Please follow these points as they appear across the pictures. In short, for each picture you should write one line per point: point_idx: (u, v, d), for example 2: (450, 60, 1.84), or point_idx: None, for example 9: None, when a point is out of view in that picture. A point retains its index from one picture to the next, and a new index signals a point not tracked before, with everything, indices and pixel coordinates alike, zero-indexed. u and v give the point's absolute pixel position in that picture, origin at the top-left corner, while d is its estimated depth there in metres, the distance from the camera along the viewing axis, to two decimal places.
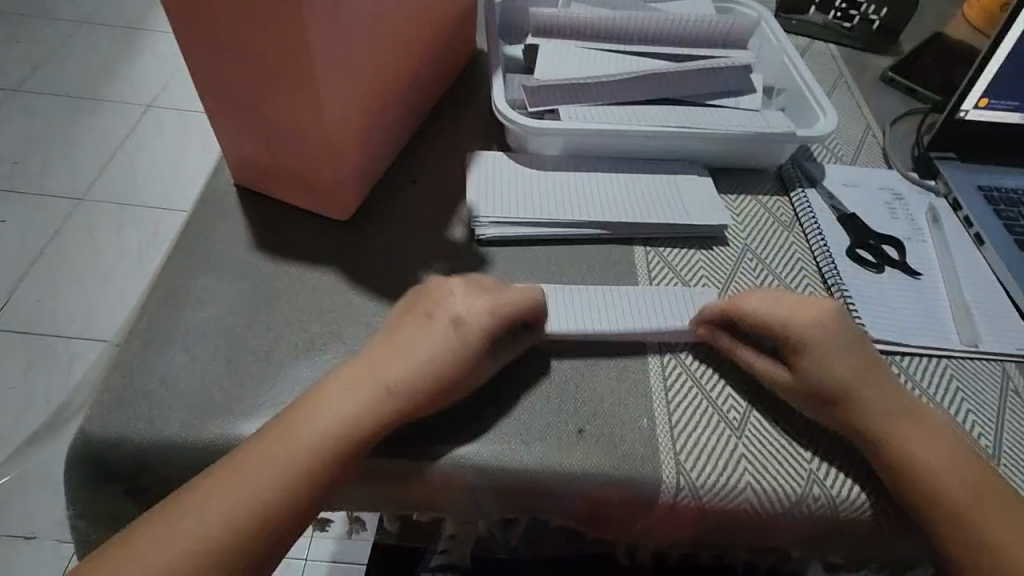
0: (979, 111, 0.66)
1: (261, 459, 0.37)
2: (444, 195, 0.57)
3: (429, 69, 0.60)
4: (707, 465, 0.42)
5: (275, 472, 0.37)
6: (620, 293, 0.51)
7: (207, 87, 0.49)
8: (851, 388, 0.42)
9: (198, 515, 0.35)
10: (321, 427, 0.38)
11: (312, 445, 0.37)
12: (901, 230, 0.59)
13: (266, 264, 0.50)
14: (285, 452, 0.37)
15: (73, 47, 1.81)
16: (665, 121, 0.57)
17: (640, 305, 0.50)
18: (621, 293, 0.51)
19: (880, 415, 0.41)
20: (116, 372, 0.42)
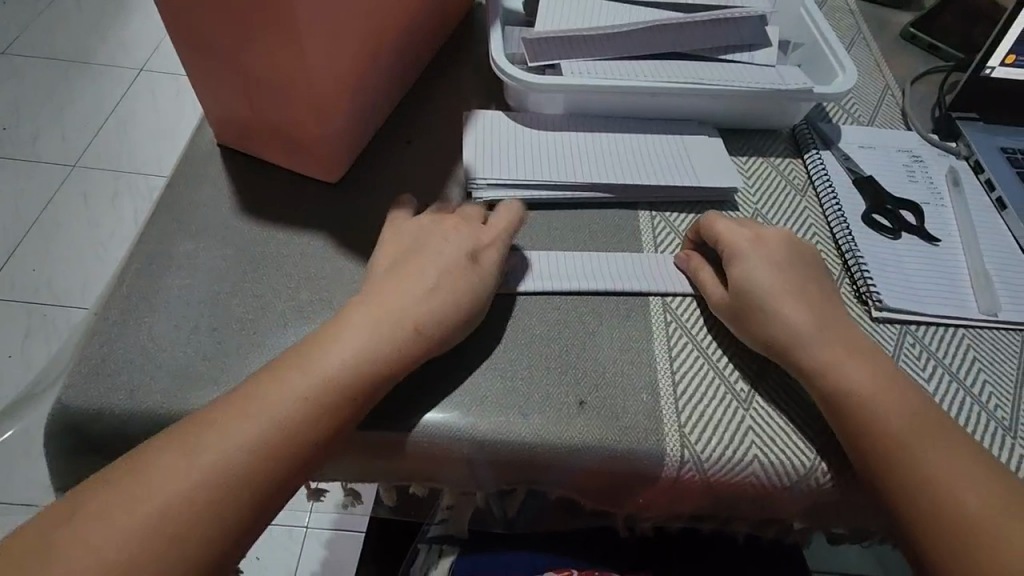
0: (1006, 69, 0.62)
1: (238, 424, 0.34)
2: (439, 156, 0.54)
3: (423, 20, 0.57)
4: (711, 439, 0.40)
5: (253, 438, 0.34)
6: (608, 258, 0.49)
7: (180, 34, 0.45)
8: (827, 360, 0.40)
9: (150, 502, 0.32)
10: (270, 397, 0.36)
11: (299, 412, 0.35)
12: (919, 194, 0.56)
13: (252, 228, 0.48)
14: (264, 416, 0.35)
15: (60, 8, 1.75)
16: (675, 78, 0.54)
17: (631, 271, 0.48)
18: (609, 259, 0.49)
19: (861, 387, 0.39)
20: (95, 340, 0.41)
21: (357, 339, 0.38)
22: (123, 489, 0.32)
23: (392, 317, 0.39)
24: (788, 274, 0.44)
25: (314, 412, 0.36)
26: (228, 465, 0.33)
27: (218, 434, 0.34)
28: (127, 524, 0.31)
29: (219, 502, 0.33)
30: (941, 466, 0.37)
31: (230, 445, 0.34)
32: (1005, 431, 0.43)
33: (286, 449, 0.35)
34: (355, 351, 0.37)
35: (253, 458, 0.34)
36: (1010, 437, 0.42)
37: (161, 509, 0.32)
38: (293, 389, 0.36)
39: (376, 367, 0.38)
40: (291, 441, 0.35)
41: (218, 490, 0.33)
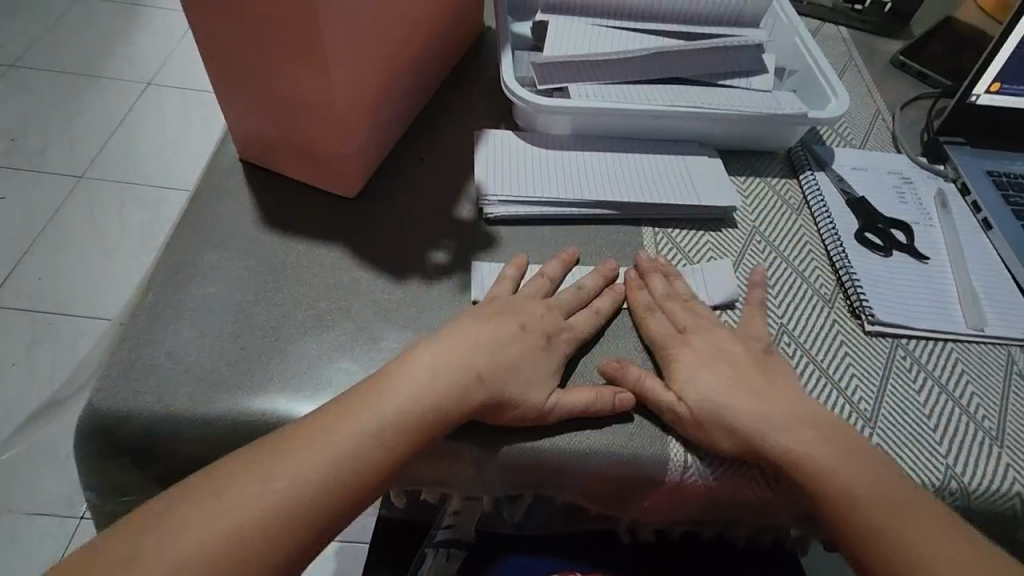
0: (991, 96, 0.65)
1: (304, 462, 0.36)
2: (451, 173, 0.57)
3: (437, 43, 0.59)
4: (705, 453, 0.42)
5: (321, 478, 0.36)
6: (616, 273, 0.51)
7: (210, 50, 0.47)
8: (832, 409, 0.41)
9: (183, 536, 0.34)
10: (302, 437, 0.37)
11: (365, 455, 0.37)
12: (909, 214, 0.59)
13: (273, 240, 0.50)
14: (331, 459, 0.36)
15: (69, 23, 1.78)
16: (677, 101, 0.57)
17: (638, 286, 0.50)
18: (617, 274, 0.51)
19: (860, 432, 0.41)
20: (124, 345, 0.42)
21: (423, 382, 0.39)
22: (192, 512, 0.34)
23: (455, 355, 0.41)
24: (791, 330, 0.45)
25: (378, 454, 0.37)
26: (293, 504, 0.35)
27: (285, 468, 0.36)
28: (197, 548, 0.33)
29: (286, 536, 0.35)
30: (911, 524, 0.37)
31: (296, 482, 0.36)
32: (992, 441, 0.45)
33: (348, 489, 0.36)
34: (426, 394, 0.39)
35: (317, 497, 0.36)
36: (997, 447, 0.44)
37: (228, 539, 0.34)
38: (362, 435, 0.37)
39: (438, 411, 0.39)
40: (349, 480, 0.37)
41: (281, 522, 0.35)
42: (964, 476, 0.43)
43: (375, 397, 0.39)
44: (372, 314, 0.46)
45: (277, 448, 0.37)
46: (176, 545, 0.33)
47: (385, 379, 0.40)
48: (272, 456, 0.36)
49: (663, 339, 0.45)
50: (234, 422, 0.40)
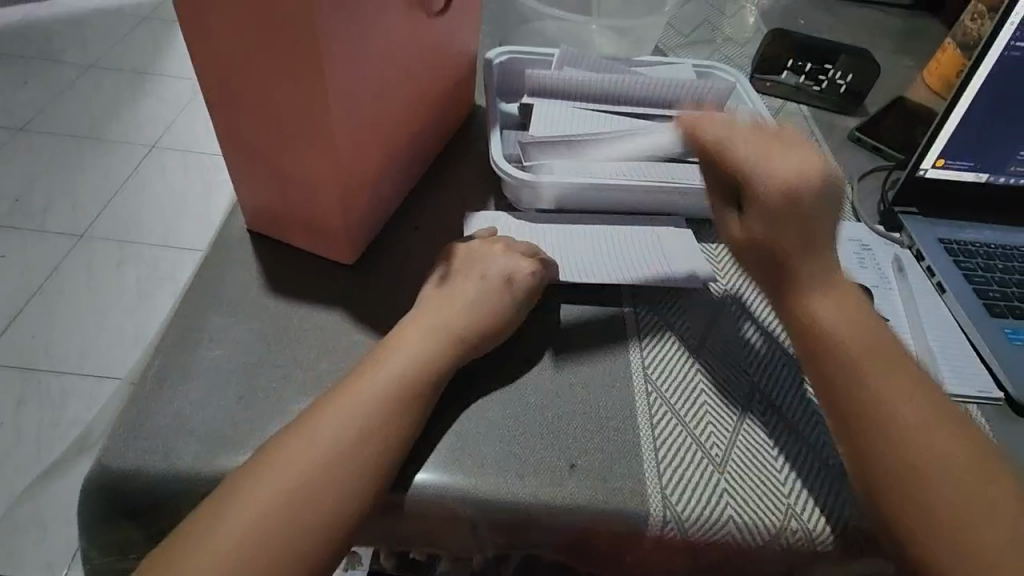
0: (937, 170, 0.71)
1: (308, 449, 0.40)
2: (444, 241, 0.61)
3: (431, 123, 0.65)
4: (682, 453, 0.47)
5: (326, 465, 0.40)
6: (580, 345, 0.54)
7: (226, 130, 0.52)
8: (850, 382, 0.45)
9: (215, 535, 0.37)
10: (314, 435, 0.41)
11: (354, 443, 0.41)
12: (869, 279, 0.64)
13: (276, 304, 0.53)
14: (327, 446, 0.40)
15: (80, 90, 1.87)
16: (651, 177, 0.62)
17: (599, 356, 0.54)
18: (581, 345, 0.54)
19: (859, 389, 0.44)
20: (133, 406, 0.45)
21: (394, 372, 0.45)
22: (219, 510, 0.38)
23: (425, 347, 0.47)
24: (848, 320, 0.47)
25: (348, 453, 0.40)
26: (308, 488, 0.39)
27: (295, 459, 0.40)
28: (229, 539, 0.37)
29: (307, 515, 0.38)
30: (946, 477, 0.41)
31: (303, 470, 0.39)
32: None
33: (344, 473, 0.40)
34: (399, 385, 0.44)
35: (321, 482, 0.39)
36: None
37: (258, 527, 0.37)
38: (347, 421, 0.42)
39: (410, 395, 0.44)
40: (341, 463, 0.40)
41: (302, 502, 0.38)
42: None
43: (350, 390, 0.43)
44: None
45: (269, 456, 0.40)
46: (217, 534, 0.37)
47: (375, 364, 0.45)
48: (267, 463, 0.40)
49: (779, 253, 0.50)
50: None
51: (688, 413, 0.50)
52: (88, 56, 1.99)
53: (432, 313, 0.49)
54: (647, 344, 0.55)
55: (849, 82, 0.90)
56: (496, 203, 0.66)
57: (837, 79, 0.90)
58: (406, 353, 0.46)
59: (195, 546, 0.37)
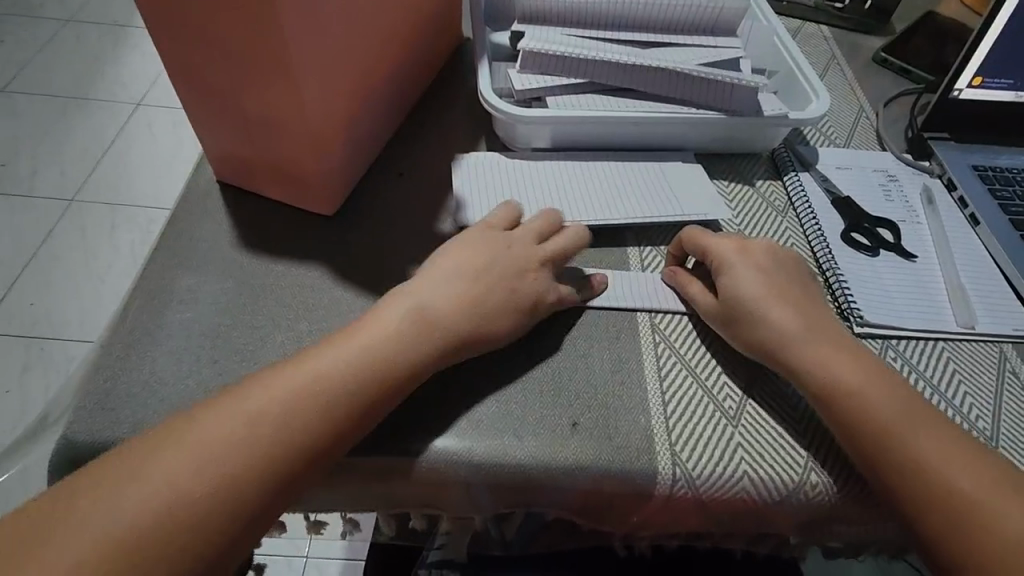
0: (973, 90, 0.64)
1: (266, 407, 0.36)
2: (432, 187, 0.56)
3: (411, 55, 0.58)
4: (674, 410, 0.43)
5: (276, 439, 0.36)
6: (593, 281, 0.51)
7: (175, 67, 0.46)
8: (793, 340, 0.43)
9: (132, 490, 0.33)
10: (276, 405, 0.36)
11: (317, 428, 0.37)
12: (895, 213, 0.59)
13: (251, 262, 0.49)
14: (283, 401, 0.37)
15: (58, 45, 1.78)
16: (654, 108, 0.57)
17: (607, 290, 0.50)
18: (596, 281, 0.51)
19: (804, 348, 0.43)
20: (99, 373, 0.42)
21: (375, 342, 0.40)
22: (156, 457, 0.34)
23: (417, 335, 0.41)
24: (774, 276, 0.46)
25: (313, 434, 0.36)
26: (264, 445, 0.35)
27: (248, 413, 0.36)
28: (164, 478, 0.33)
29: (234, 494, 0.34)
30: (933, 451, 0.39)
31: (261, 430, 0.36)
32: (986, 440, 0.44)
33: (306, 432, 0.36)
34: (385, 362, 0.39)
35: (274, 440, 0.36)
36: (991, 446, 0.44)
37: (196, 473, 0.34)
38: (314, 384, 0.37)
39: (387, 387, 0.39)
40: (303, 423, 0.36)
41: (254, 460, 0.35)
42: None
43: (319, 358, 0.39)
44: None
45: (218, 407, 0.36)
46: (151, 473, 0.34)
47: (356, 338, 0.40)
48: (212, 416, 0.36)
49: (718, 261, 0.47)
50: None
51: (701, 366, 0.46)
52: (64, 10, 1.89)
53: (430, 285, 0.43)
54: (652, 292, 0.50)
55: None
56: (488, 144, 0.61)
57: None
58: (396, 326, 0.41)
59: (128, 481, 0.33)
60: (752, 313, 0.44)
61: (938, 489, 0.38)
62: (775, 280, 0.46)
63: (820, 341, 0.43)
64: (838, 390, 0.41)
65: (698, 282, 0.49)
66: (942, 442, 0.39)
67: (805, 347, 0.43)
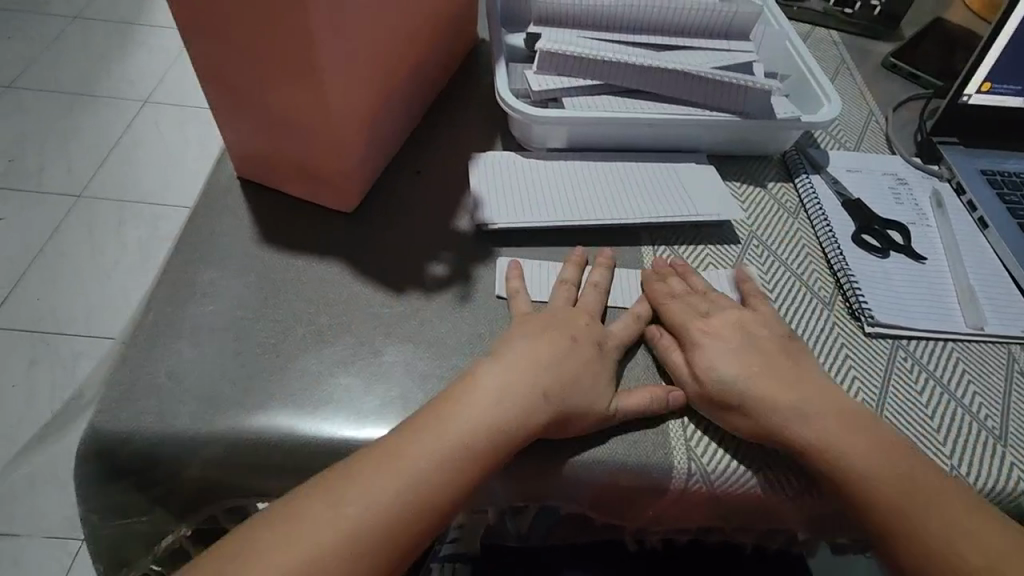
0: (982, 95, 0.65)
1: (389, 477, 0.36)
2: (448, 186, 0.57)
3: (430, 56, 0.59)
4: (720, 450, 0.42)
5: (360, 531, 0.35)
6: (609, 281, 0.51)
7: (204, 66, 0.47)
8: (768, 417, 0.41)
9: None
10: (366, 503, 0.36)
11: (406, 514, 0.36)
12: (905, 215, 0.59)
13: (272, 257, 0.50)
14: (413, 472, 0.37)
15: (67, 43, 1.79)
16: (668, 110, 0.58)
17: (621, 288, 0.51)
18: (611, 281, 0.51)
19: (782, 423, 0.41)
20: (124, 365, 0.42)
21: (490, 407, 0.39)
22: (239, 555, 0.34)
23: (504, 411, 0.39)
24: (743, 347, 0.44)
25: (398, 526, 0.36)
26: (400, 515, 0.36)
27: (382, 487, 0.36)
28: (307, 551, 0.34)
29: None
30: (929, 516, 0.37)
31: (398, 500, 0.36)
32: (995, 439, 0.45)
33: (439, 495, 0.37)
34: (500, 424, 0.39)
35: (409, 509, 0.36)
36: (1000, 445, 0.44)
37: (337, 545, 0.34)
38: (441, 455, 0.38)
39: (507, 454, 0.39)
40: (431, 490, 0.37)
41: (395, 529, 0.36)
42: (971, 475, 0.42)
43: (434, 424, 0.39)
44: (372, 327, 0.46)
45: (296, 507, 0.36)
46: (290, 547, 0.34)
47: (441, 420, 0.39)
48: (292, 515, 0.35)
49: (685, 330, 0.45)
50: (235, 441, 0.40)
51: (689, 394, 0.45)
52: (73, 8, 1.90)
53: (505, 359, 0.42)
54: None
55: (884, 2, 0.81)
56: (503, 143, 0.61)
57: None
58: (496, 393, 0.40)
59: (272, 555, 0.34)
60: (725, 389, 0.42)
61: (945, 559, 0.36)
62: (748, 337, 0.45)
63: (794, 410, 0.41)
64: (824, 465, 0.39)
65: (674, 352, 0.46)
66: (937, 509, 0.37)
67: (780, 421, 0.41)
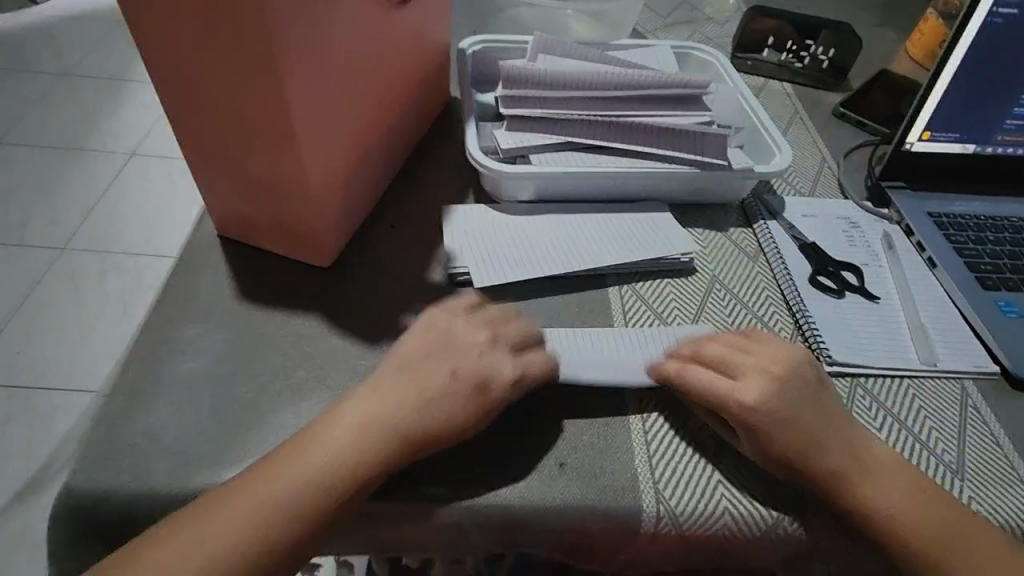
0: (924, 143, 0.69)
1: (273, 487, 0.38)
2: (423, 240, 0.59)
3: (404, 116, 0.62)
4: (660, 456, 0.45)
5: (284, 494, 0.38)
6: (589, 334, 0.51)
7: (184, 132, 0.50)
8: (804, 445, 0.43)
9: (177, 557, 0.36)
10: (292, 472, 0.39)
11: (320, 476, 0.39)
12: (859, 257, 0.63)
13: (250, 313, 0.51)
14: (323, 449, 0.40)
15: (54, 98, 1.83)
16: (631, 164, 0.61)
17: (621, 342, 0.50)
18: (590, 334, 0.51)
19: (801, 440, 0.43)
20: (102, 425, 0.43)
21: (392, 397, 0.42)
22: (184, 528, 0.37)
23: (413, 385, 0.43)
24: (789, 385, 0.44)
25: (324, 483, 0.39)
26: (272, 521, 0.38)
27: (264, 496, 0.38)
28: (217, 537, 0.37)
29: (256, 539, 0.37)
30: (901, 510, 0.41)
31: (274, 510, 0.38)
32: (952, 474, 0.46)
33: (335, 479, 0.39)
34: (354, 439, 0.40)
35: (292, 509, 0.38)
36: (957, 479, 0.46)
37: (223, 556, 0.37)
38: (313, 466, 0.39)
39: (376, 461, 0.40)
40: (301, 491, 0.38)
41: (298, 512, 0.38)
42: None
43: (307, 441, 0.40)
44: (348, 379, 0.48)
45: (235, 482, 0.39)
46: (176, 556, 0.36)
47: (366, 390, 0.43)
48: (229, 490, 0.38)
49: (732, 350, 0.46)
50: None
51: (678, 403, 0.48)
52: (60, 64, 1.95)
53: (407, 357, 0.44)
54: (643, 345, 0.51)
55: (831, 57, 0.88)
56: (476, 197, 0.64)
57: (819, 54, 0.88)
58: (396, 388, 0.43)
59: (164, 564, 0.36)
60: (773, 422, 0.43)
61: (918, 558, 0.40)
62: (802, 426, 0.43)
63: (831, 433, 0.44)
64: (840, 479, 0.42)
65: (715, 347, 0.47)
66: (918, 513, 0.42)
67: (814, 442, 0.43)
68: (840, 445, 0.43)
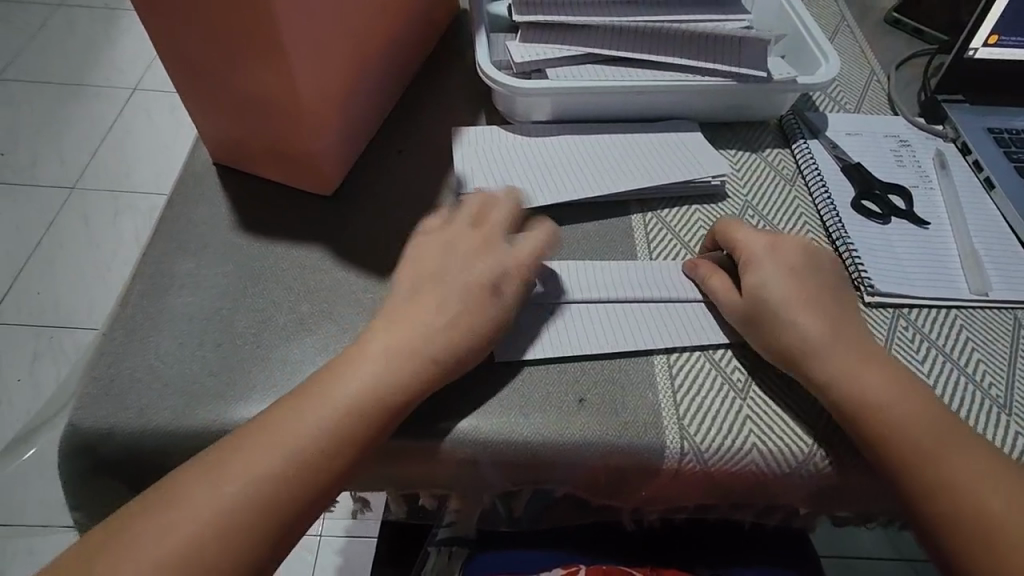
0: (989, 49, 0.62)
1: (292, 436, 0.36)
2: (431, 165, 0.55)
3: (408, 29, 0.57)
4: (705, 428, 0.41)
5: (285, 464, 0.35)
6: (605, 268, 0.49)
7: (162, 40, 0.45)
8: (808, 350, 0.41)
9: (163, 539, 0.33)
10: (301, 443, 0.36)
11: (333, 448, 0.36)
12: (908, 178, 0.57)
13: (251, 244, 0.48)
14: (327, 415, 0.36)
15: (51, 31, 1.76)
16: (658, 76, 0.55)
17: (633, 277, 0.48)
18: (608, 268, 0.49)
19: (804, 344, 0.41)
20: (101, 362, 0.41)
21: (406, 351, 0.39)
22: (170, 498, 0.34)
23: (444, 332, 0.40)
24: (804, 281, 0.43)
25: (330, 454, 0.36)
26: (304, 471, 0.35)
27: (260, 467, 0.35)
28: (209, 515, 0.33)
29: (254, 518, 0.34)
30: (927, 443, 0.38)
31: (271, 477, 0.35)
32: (1000, 409, 0.43)
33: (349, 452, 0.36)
34: (378, 391, 0.37)
35: (290, 487, 0.35)
36: (1004, 413, 0.43)
37: (239, 508, 0.34)
38: (329, 420, 0.36)
39: (402, 397, 0.38)
40: (339, 446, 0.36)
41: (299, 486, 0.35)
42: None
43: (322, 392, 0.37)
44: (355, 314, 0.45)
45: (229, 449, 0.36)
46: (186, 505, 0.34)
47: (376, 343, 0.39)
48: (219, 458, 0.35)
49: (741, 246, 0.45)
50: (217, 434, 0.39)
51: (704, 334, 0.45)
52: None
53: (399, 316, 0.40)
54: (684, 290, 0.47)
55: None
56: (487, 119, 0.59)
57: None
58: (424, 335, 0.39)
59: (178, 514, 0.33)
60: (775, 324, 0.42)
61: (948, 495, 0.37)
62: (805, 337, 0.41)
63: (846, 350, 0.41)
64: (854, 399, 0.39)
65: (720, 275, 0.46)
66: (947, 448, 0.38)
67: (820, 352, 0.40)
68: (846, 362, 0.40)
